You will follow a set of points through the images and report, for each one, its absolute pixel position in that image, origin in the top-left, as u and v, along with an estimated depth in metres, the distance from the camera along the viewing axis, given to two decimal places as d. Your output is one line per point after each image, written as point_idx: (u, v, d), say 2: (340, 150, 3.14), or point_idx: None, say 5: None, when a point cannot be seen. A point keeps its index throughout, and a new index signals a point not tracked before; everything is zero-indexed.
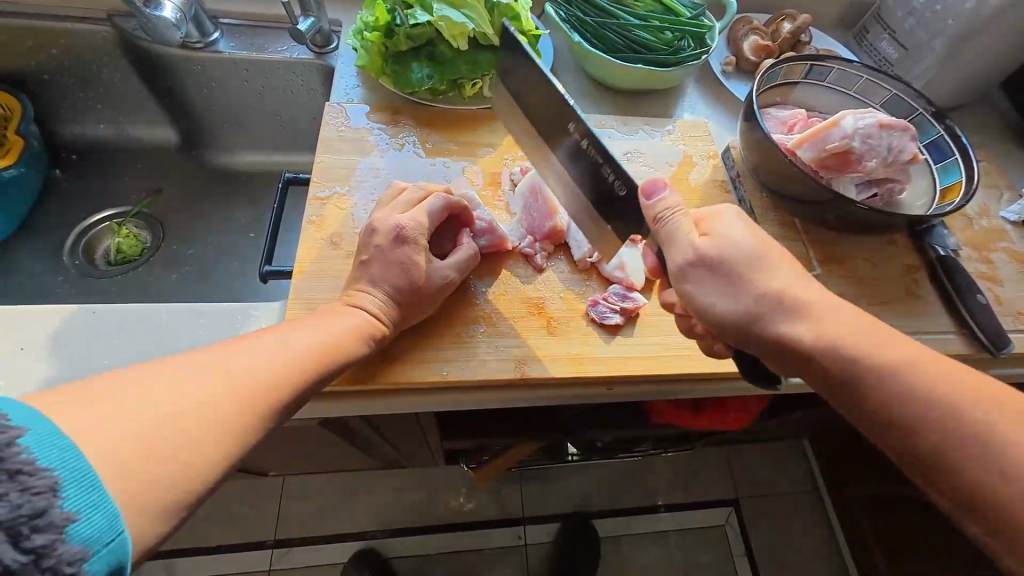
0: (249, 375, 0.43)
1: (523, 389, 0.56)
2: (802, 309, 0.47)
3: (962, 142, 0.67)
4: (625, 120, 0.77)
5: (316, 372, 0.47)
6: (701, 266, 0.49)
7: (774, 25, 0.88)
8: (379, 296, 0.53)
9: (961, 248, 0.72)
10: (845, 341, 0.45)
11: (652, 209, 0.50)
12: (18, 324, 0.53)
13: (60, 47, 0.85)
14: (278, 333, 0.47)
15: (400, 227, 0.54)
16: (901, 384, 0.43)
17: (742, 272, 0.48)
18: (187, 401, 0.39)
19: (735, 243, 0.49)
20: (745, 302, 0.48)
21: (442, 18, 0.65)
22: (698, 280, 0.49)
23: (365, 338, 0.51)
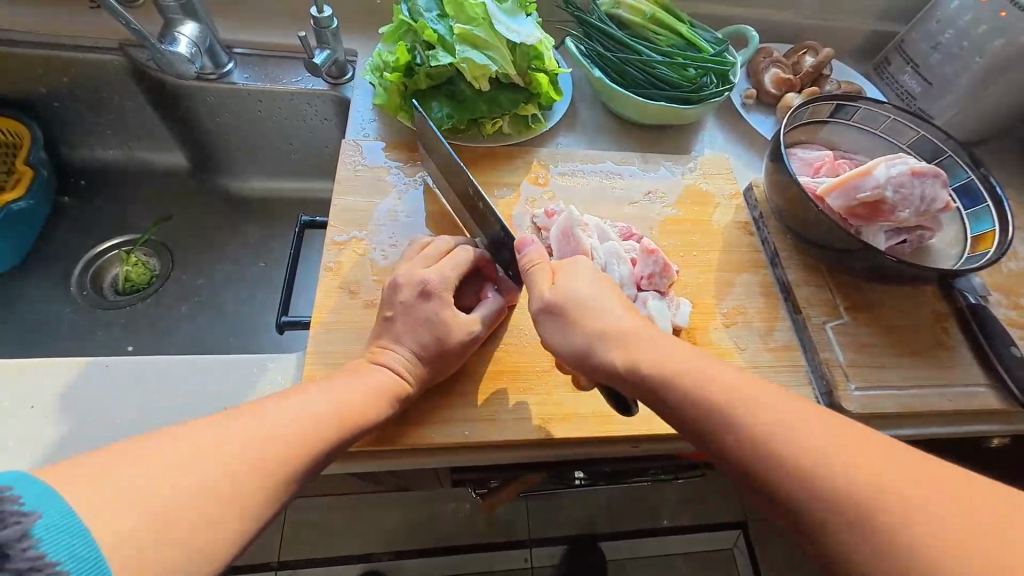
0: (268, 445, 0.41)
1: (546, 446, 0.55)
2: (703, 390, 0.42)
3: (995, 188, 0.65)
4: (645, 157, 0.76)
5: (337, 437, 0.45)
6: (549, 311, 0.50)
7: (795, 58, 0.87)
8: (404, 352, 0.52)
9: (990, 294, 0.70)
10: (771, 425, 0.38)
11: (523, 263, 0.54)
12: (30, 377, 0.52)
13: (72, 76, 0.84)
14: (301, 395, 0.46)
15: (425, 281, 0.54)
16: (837, 474, 0.35)
17: (585, 315, 0.48)
18: (206, 474, 0.37)
19: (582, 294, 0.50)
20: (586, 335, 0.48)
21: (465, 60, 0.63)
22: (554, 326, 0.50)
23: (390, 397, 0.49)
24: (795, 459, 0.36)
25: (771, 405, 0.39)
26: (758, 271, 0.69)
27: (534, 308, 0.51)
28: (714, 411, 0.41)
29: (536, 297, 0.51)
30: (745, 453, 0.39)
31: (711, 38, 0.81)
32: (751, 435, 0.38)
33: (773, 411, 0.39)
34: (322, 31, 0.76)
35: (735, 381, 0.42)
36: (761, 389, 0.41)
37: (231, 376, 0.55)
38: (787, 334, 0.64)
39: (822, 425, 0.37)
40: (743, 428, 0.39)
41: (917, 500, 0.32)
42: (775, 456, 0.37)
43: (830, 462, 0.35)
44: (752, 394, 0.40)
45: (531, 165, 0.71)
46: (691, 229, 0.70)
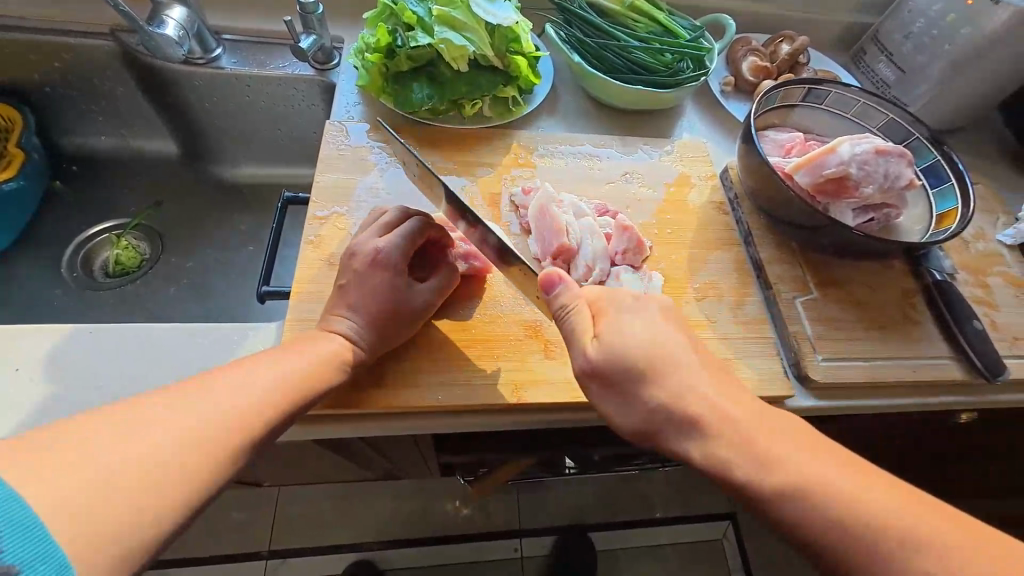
0: (212, 414, 0.42)
1: (518, 412, 0.57)
2: (712, 421, 0.44)
3: (958, 167, 0.67)
4: (624, 140, 0.78)
5: (289, 405, 0.46)
6: (599, 377, 0.47)
7: (773, 46, 0.89)
8: (356, 321, 0.53)
9: (957, 272, 0.72)
10: (770, 456, 0.42)
11: (557, 306, 0.50)
12: (15, 344, 0.54)
13: (63, 61, 0.86)
14: (251, 366, 0.47)
15: (377, 250, 0.56)
16: (824, 500, 0.40)
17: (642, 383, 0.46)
18: (146, 442, 0.38)
19: (637, 342, 0.47)
20: (647, 410, 0.46)
21: (443, 41, 0.65)
22: (598, 388, 0.48)
23: (341, 366, 0.51)
24: (795, 492, 0.41)
25: (770, 439, 0.43)
26: (731, 248, 0.70)
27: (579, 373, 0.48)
28: (720, 441, 0.43)
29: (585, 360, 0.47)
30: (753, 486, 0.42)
31: (688, 25, 0.83)
32: (756, 455, 0.42)
33: (772, 440, 0.43)
34: (309, 16, 0.78)
35: (731, 403, 0.45)
36: (747, 409, 0.45)
37: (212, 343, 0.56)
38: (758, 308, 0.66)
39: (789, 435, 0.43)
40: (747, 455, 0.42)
41: (864, 487, 0.41)
42: (774, 477, 0.41)
43: (822, 491, 0.40)
44: (747, 418, 0.44)
45: (510, 146, 0.73)
46: (666, 209, 0.72)
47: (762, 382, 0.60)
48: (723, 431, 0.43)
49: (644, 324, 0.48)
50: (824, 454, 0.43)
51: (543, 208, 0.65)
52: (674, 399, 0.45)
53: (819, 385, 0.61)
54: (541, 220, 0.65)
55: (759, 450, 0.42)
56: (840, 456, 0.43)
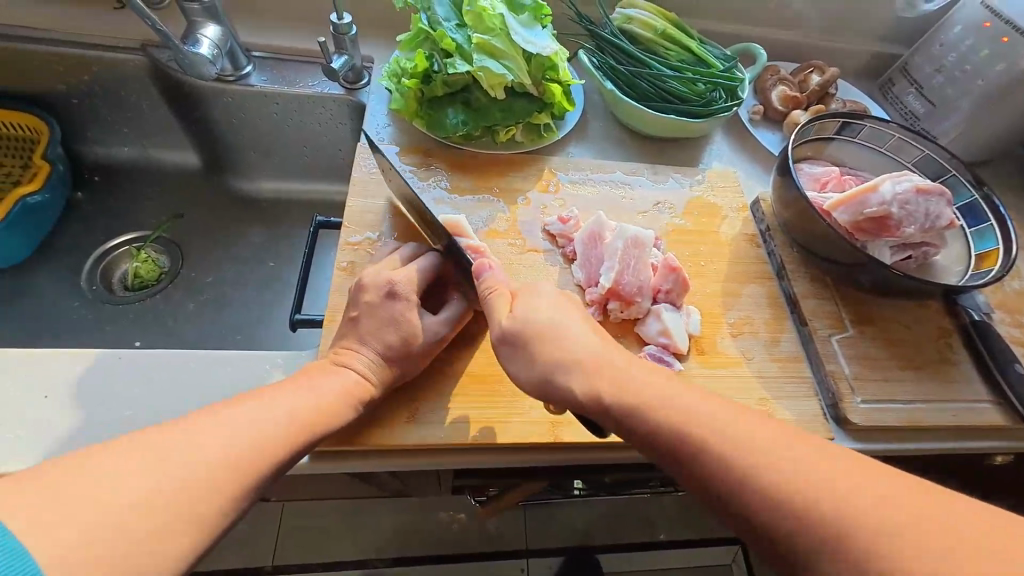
0: (225, 448, 0.41)
1: (552, 449, 0.56)
2: (695, 432, 0.41)
3: (998, 208, 0.66)
4: (655, 168, 0.77)
5: (303, 437, 0.46)
6: (509, 343, 0.50)
7: (802, 76, 0.89)
8: (368, 354, 0.53)
9: (993, 311, 0.71)
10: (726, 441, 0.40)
11: (479, 289, 0.53)
12: (46, 368, 0.53)
13: (93, 75, 0.86)
14: (259, 399, 0.46)
15: (390, 284, 0.55)
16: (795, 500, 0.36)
17: (551, 351, 0.48)
18: (157, 482, 0.37)
19: (538, 318, 0.50)
20: (541, 366, 0.48)
21: (482, 69, 0.64)
22: (512, 352, 0.50)
23: (353, 402, 0.50)
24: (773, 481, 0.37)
25: (726, 428, 0.40)
26: (765, 283, 0.69)
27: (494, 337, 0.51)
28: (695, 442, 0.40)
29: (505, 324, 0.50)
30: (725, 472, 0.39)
31: (720, 54, 0.83)
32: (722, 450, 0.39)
33: (744, 430, 0.40)
34: (341, 36, 0.78)
35: (766, 438, 0.39)
36: (754, 431, 0.40)
37: (243, 372, 0.55)
38: (793, 345, 0.65)
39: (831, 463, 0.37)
40: (712, 444, 0.40)
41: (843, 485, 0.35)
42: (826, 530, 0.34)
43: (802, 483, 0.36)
44: (752, 439, 0.39)
45: (542, 172, 0.73)
46: (697, 239, 0.71)
47: (799, 423, 0.59)
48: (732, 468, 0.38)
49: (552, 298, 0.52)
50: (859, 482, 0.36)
51: (593, 231, 0.64)
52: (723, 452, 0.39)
53: (857, 427, 0.60)
54: (591, 246, 0.64)
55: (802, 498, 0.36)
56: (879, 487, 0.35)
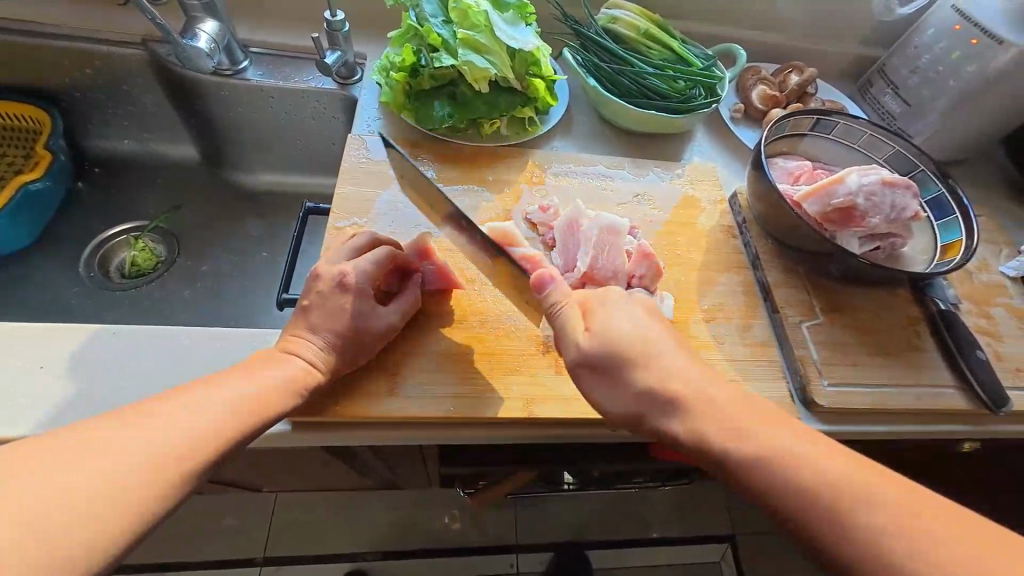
0: (166, 436, 0.41)
1: (528, 426, 0.58)
2: (739, 443, 0.43)
3: (962, 201, 0.69)
4: (636, 162, 0.80)
5: (250, 422, 0.46)
6: (590, 365, 0.50)
7: (782, 76, 0.92)
8: (318, 343, 0.53)
9: (961, 302, 0.73)
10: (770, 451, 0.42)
11: (547, 302, 0.53)
12: (42, 342, 0.55)
13: (95, 68, 0.88)
14: (202, 389, 0.46)
15: (343, 274, 0.55)
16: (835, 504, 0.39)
17: (622, 371, 0.49)
18: (93, 470, 0.37)
19: (625, 338, 0.49)
20: (633, 400, 0.48)
21: (467, 63, 0.67)
22: (589, 378, 0.50)
23: (301, 389, 0.51)
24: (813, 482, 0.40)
25: (772, 444, 0.43)
26: (740, 272, 0.72)
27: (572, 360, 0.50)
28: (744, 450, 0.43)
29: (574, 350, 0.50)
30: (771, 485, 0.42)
31: (701, 54, 0.86)
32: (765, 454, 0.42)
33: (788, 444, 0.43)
34: (335, 33, 0.81)
35: (794, 442, 0.43)
36: (788, 439, 0.43)
37: (232, 348, 0.58)
38: (765, 330, 0.67)
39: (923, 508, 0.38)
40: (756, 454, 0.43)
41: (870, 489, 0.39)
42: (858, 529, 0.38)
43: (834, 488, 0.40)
44: (794, 449, 0.42)
45: (526, 164, 0.75)
46: (675, 230, 0.74)
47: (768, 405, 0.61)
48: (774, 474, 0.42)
49: (631, 320, 0.51)
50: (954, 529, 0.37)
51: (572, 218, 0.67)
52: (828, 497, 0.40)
53: (824, 410, 0.62)
54: (567, 235, 0.67)
55: (849, 516, 0.39)
56: (967, 532, 0.37)
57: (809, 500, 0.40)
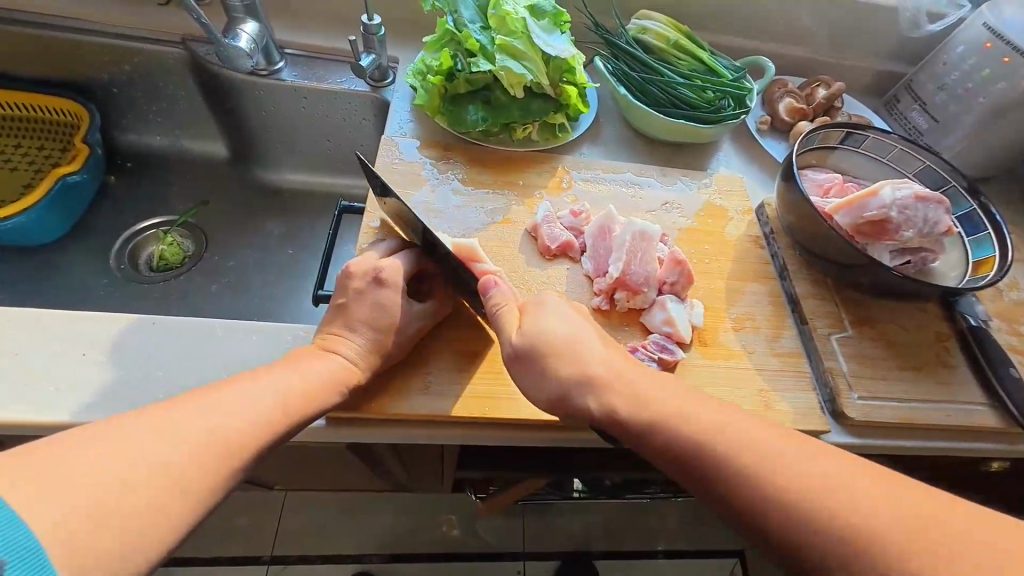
0: (212, 430, 0.42)
1: (557, 429, 0.58)
2: (705, 433, 0.43)
3: (995, 218, 0.69)
4: (664, 170, 0.80)
5: (290, 418, 0.47)
6: (520, 354, 0.52)
7: (809, 90, 0.93)
8: (359, 342, 0.54)
9: (991, 319, 0.73)
10: (738, 446, 0.42)
11: (488, 306, 0.55)
12: (83, 328, 0.56)
13: (134, 65, 0.90)
14: (238, 383, 0.47)
15: (377, 268, 0.58)
16: (801, 498, 0.39)
17: (555, 354, 0.51)
18: (141, 464, 0.38)
19: (552, 332, 0.52)
20: (565, 381, 0.50)
21: (503, 68, 0.68)
22: (521, 369, 0.52)
23: (338, 386, 0.51)
24: (771, 475, 0.40)
25: (739, 434, 0.43)
26: (768, 282, 0.72)
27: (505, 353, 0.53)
28: (708, 446, 0.43)
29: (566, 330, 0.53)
30: (739, 482, 0.41)
31: (730, 66, 0.87)
32: (731, 460, 0.42)
33: (751, 440, 0.42)
34: (371, 36, 0.82)
35: (756, 435, 0.43)
36: (758, 435, 0.43)
37: (268, 342, 0.58)
38: (793, 341, 0.67)
39: (881, 506, 0.37)
40: (725, 451, 0.42)
41: (835, 480, 0.39)
42: (817, 521, 0.37)
43: (797, 481, 0.39)
44: (762, 444, 0.42)
45: (556, 170, 0.76)
46: (703, 239, 0.74)
47: (797, 416, 0.61)
48: (742, 471, 0.41)
49: (565, 318, 0.54)
50: (953, 540, 0.35)
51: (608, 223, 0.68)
52: (821, 531, 0.37)
53: (854, 423, 0.62)
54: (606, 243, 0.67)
55: (805, 502, 0.38)
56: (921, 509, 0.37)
57: (766, 490, 0.40)
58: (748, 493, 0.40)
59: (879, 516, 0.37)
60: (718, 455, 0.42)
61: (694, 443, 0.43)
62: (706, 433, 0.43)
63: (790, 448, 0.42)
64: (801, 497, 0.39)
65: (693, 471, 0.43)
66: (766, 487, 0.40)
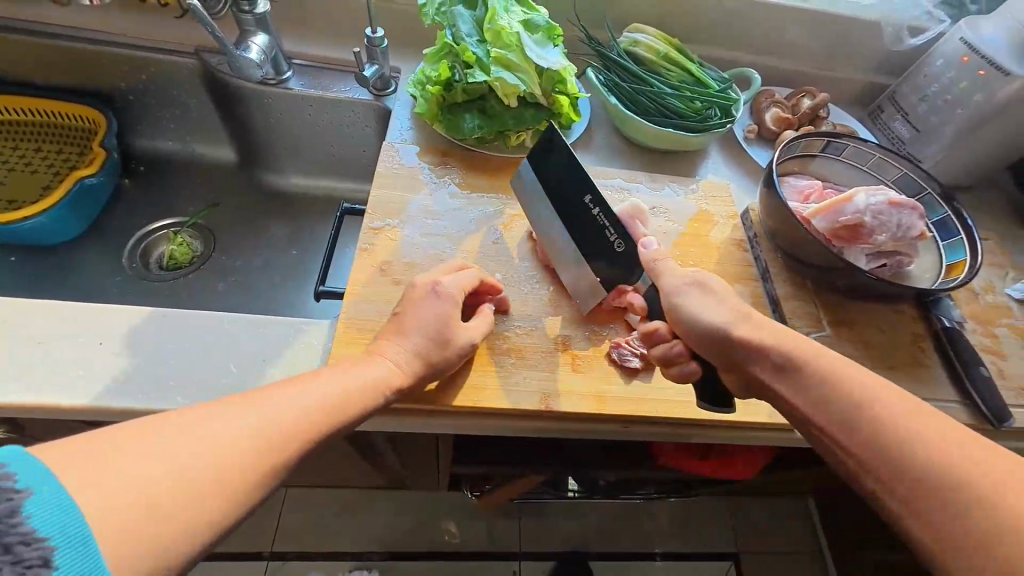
0: (260, 427, 0.43)
1: (543, 419, 0.61)
2: (843, 386, 0.49)
3: (967, 223, 0.72)
4: (652, 177, 0.84)
5: (334, 418, 0.48)
6: (691, 290, 0.59)
7: (795, 100, 0.96)
8: (408, 348, 0.55)
9: (966, 321, 0.76)
10: (859, 397, 0.48)
11: (646, 257, 0.62)
12: (100, 320, 0.59)
13: (150, 74, 0.95)
14: (287, 384, 0.48)
15: (436, 282, 0.60)
16: (913, 448, 0.44)
17: (707, 302, 0.58)
18: (192, 456, 0.39)
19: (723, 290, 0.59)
20: (728, 316, 0.56)
21: (498, 79, 0.72)
22: (681, 305, 0.58)
23: (382, 389, 0.52)
24: (897, 426, 0.45)
25: (874, 391, 0.48)
26: (750, 284, 0.75)
27: (669, 288, 0.60)
28: (839, 395, 0.49)
29: (674, 282, 0.60)
30: (857, 427, 0.47)
31: (717, 77, 0.91)
32: (857, 408, 0.47)
33: (891, 399, 0.47)
34: (374, 48, 0.87)
35: (879, 394, 0.48)
36: (879, 394, 0.48)
37: (271, 335, 0.62)
38: None
39: (997, 469, 0.42)
40: (844, 398, 0.48)
41: (951, 442, 0.44)
42: (927, 469, 0.43)
43: (913, 434, 0.45)
44: (880, 400, 0.47)
45: None
46: (689, 242, 0.77)
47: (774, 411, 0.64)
48: (864, 418, 0.47)
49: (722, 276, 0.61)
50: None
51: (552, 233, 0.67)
52: (925, 474, 0.43)
53: None
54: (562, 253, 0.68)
55: (915, 454, 0.44)
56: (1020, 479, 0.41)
57: (884, 439, 0.45)
58: (864, 434, 0.46)
59: (995, 482, 0.41)
60: (855, 405, 0.48)
61: (833, 391, 0.49)
62: (830, 383, 0.49)
63: (918, 411, 0.46)
64: (918, 447, 0.44)
65: (816, 414, 0.50)
66: (882, 434, 0.45)
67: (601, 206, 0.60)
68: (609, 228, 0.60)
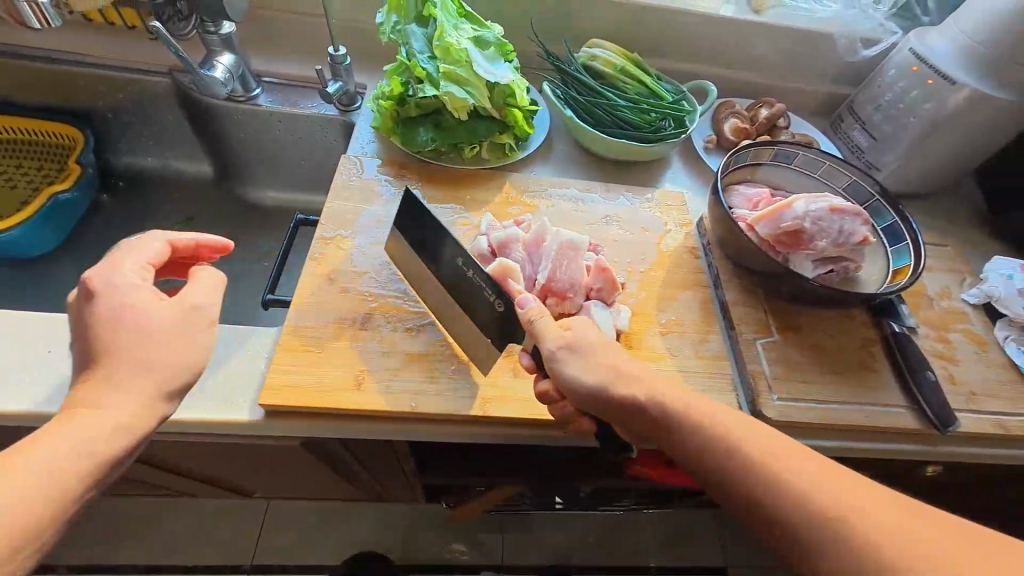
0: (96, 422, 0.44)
1: (484, 424, 0.61)
2: (736, 446, 0.46)
3: (913, 229, 0.73)
4: (607, 187, 0.85)
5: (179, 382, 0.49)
6: (567, 349, 0.56)
7: (754, 111, 0.98)
8: None
9: (919, 326, 0.76)
10: (757, 460, 0.45)
11: (523, 318, 0.58)
12: (54, 327, 0.61)
13: (126, 93, 0.99)
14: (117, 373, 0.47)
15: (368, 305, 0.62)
16: (817, 515, 0.41)
17: (595, 353, 0.55)
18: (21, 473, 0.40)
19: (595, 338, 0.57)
20: (604, 374, 0.54)
21: (447, 94, 0.74)
22: (563, 361, 0.55)
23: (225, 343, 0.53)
24: (800, 492, 0.42)
25: (768, 452, 0.45)
26: (700, 290, 0.75)
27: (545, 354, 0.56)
28: (729, 455, 0.46)
29: (551, 342, 0.56)
30: (764, 496, 0.44)
31: (673, 89, 0.93)
32: (755, 472, 0.45)
33: (782, 457, 0.45)
34: (337, 66, 0.90)
35: (775, 452, 0.45)
36: (770, 451, 0.45)
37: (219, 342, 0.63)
38: (719, 346, 0.70)
39: (910, 527, 0.39)
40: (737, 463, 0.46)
41: (855, 500, 0.41)
42: (843, 538, 0.40)
43: (821, 498, 0.42)
44: (778, 461, 0.45)
45: (503, 186, 0.81)
46: (640, 250, 0.78)
47: None
48: (765, 484, 0.44)
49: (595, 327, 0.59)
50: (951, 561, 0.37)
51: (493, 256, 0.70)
52: (845, 545, 0.39)
53: (774, 423, 0.65)
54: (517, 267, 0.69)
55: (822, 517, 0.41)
56: (940, 536, 0.39)
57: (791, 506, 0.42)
58: (770, 505, 0.43)
59: (906, 541, 0.38)
60: (756, 471, 0.45)
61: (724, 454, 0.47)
62: (719, 446, 0.47)
63: (816, 466, 0.44)
64: (823, 513, 0.41)
65: (722, 482, 0.46)
66: (787, 503, 0.42)
67: (473, 267, 0.57)
68: (488, 289, 0.57)
